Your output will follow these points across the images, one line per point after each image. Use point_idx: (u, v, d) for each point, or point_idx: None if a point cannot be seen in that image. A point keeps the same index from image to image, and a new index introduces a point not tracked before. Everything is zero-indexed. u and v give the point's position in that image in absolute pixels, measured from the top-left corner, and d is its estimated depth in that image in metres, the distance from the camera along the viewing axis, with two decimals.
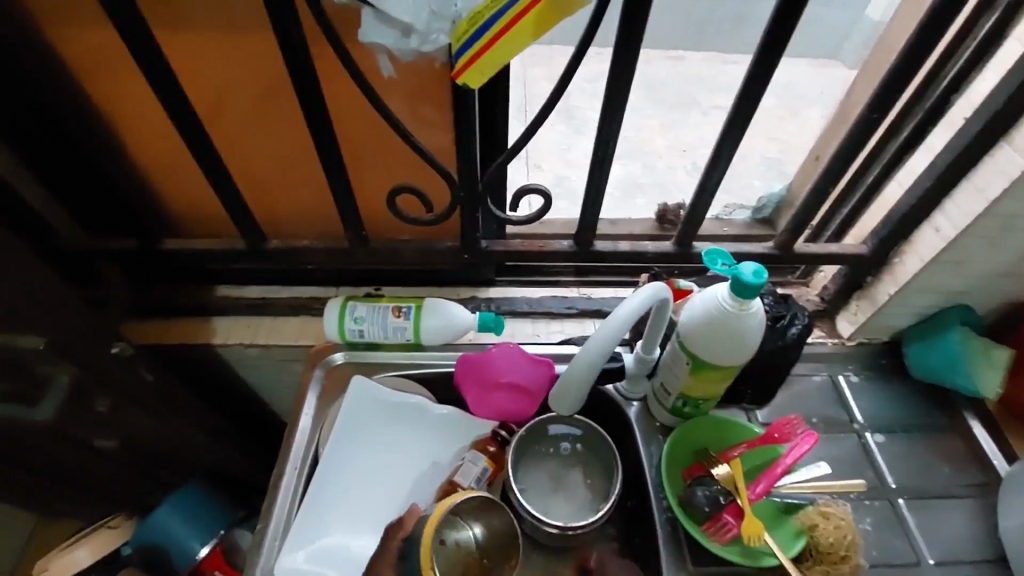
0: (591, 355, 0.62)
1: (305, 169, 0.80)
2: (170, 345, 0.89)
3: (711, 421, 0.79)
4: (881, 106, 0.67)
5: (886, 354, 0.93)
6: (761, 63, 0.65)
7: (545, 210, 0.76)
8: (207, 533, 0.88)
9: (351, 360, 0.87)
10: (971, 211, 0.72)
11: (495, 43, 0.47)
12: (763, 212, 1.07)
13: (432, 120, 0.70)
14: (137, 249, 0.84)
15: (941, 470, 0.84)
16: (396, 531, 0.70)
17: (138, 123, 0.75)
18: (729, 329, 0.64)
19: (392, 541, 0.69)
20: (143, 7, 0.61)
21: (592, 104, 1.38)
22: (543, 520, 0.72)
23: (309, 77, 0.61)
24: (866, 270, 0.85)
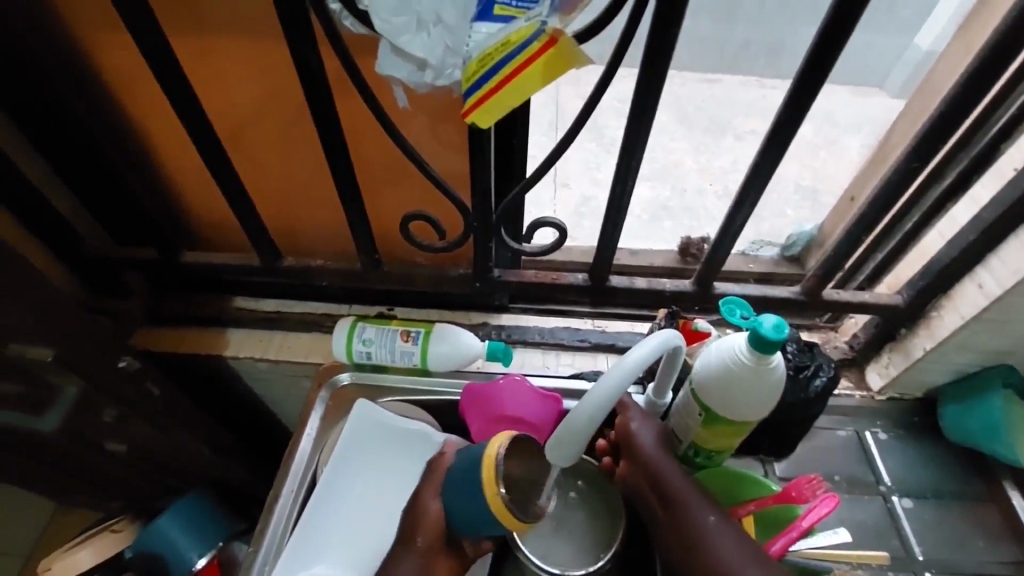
0: (596, 400, 0.58)
1: (323, 188, 0.80)
2: (183, 354, 0.91)
3: (724, 473, 0.74)
4: (922, 154, 0.63)
5: (919, 411, 0.87)
6: (794, 104, 0.62)
7: (560, 243, 0.74)
8: (207, 542, 0.88)
9: (357, 381, 0.86)
10: (1019, 268, 0.66)
11: (503, 87, 0.46)
12: (793, 250, 1.02)
13: (449, 148, 0.70)
14: (154, 258, 0.85)
15: (974, 543, 0.78)
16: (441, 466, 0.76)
17: (164, 138, 0.77)
18: (746, 382, 0.60)
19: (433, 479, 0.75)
20: (171, 27, 0.63)
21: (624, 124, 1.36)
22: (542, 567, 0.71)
23: (326, 103, 0.61)
24: (900, 322, 0.80)
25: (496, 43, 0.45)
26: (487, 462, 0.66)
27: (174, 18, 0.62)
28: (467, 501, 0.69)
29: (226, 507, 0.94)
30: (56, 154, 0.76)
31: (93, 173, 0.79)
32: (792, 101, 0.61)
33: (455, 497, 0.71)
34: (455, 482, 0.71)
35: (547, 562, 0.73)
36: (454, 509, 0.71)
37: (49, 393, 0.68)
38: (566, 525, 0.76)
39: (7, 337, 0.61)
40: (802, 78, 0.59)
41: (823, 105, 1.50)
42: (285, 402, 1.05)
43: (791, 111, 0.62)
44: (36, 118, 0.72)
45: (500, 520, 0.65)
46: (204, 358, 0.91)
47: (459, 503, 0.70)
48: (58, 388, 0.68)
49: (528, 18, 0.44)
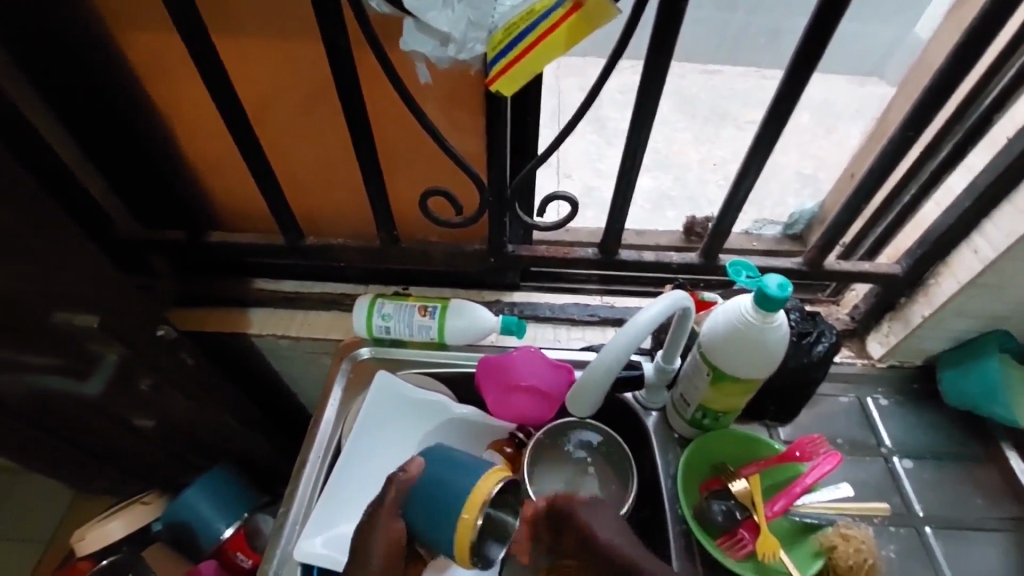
0: (611, 353, 0.62)
1: (342, 170, 0.83)
2: (208, 333, 0.95)
3: (731, 435, 0.78)
4: (917, 123, 0.66)
5: (919, 378, 0.90)
6: (791, 82, 0.65)
7: (572, 217, 0.78)
8: (232, 515, 0.93)
9: (376, 355, 0.90)
10: (1013, 232, 0.69)
11: (530, 51, 0.48)
12: (795, 229, 1.06)
13: (467, 127, 0.73)
14: (182, 240, 0.89)
15: (973, 501, 0.81)
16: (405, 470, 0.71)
17: (191, 122, 0.80)
18: (752, 342, 0.63)
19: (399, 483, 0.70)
20: (203, 12, 0.65)
21: (627, 116, 1.40)
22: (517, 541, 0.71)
23: (351, 80, 0.64)
24: (900, 290, 0.83)
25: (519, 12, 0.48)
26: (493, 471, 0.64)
27: (207, 8, 0.65)
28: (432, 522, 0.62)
29: (250, 481, 0.98)
30: (90, 138, 0.79)
31: (123, 157, 0.82)
32: (790, 80, 0.64)
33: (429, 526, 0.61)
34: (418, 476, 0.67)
35: None
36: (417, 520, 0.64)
37: (91, 362, 0.71)
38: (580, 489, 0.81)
39: (52, 305, 0.64)
40: (801, 53, 0.61)
41: (820, 95, 1.53)
42: (304, 382, 1.08)
43: (788, 89, 0.65)
44: (71, 103, 0.75)
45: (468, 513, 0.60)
46: (227, 336, 0.95)
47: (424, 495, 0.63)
48: (99, 356, 0.72)
49: None
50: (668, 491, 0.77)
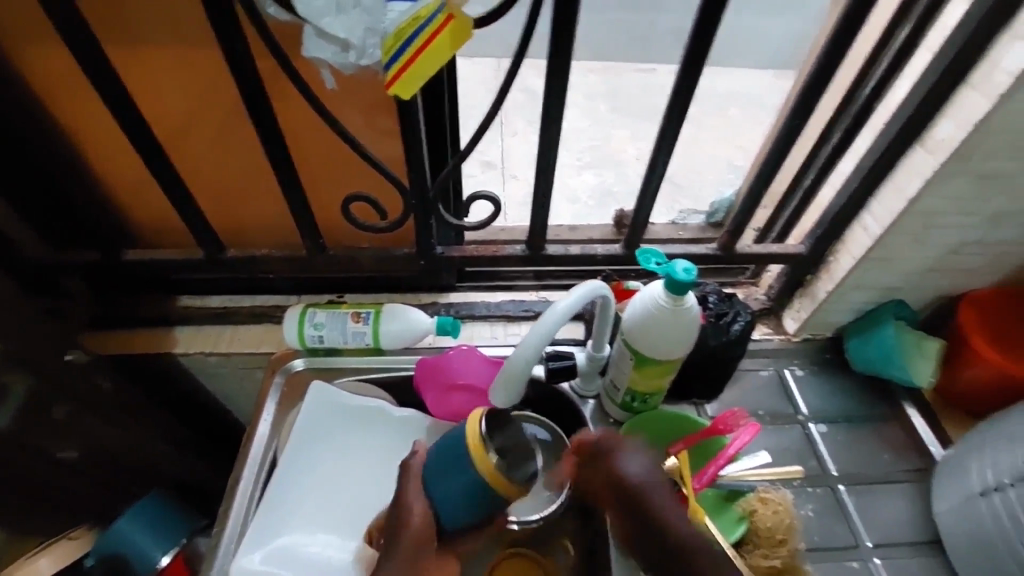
0: (531, 344, 0.62)
1: (259, 179, 0.81)
2: (131, 355, 0.91)
3: (661, 414, 0.81)
4: (803, 111, 0.72)
5: (830, 349, 0.97)
6: (685, 78, 0.68)
7: (495, 215, 0.79)
8: (170, 540, 0.89)
9: (311, 366, 0.89)
10: (895, 208, 0.76)
11: (417, 57, 0.49)
12: (716, 216, 1.12)
13: (385, 131, 0.73)
14: (95, 260, 0.85)
15: (882, 457, 0.88)
16: (415, 469, 0.68)
17: (93, 135, 0.77)
18: (666, 324, 0.67)
19: (412, 481, 0.68)
20: (92, 23, 0.63)
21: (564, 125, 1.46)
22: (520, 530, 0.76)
23: (257, 87, 0.63)
24: (806, 268, 0.90)
25: (407, 18, 0.49)
26: (471, 441, 0.63)
27: (95, 15, 0.62)
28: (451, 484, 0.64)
29: (187, 505, 0.95)
30: None
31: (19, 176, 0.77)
32: (684, 75, 0.68)
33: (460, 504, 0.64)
34: (437, 470, 0.66)
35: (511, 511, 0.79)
36: (441, 498, 0.65)
37: None
38: None
39: None
40: (692, 48, 0.65)
41: (742, 90, 1.61)
42: (242, 398, 1.05)
43: (685, 84, 0.69)
44: None
45: (494, 488, 0.62)
46: (151, 357, 0.91)
47: (446, 490, 0.64)
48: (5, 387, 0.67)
49: None
50: None
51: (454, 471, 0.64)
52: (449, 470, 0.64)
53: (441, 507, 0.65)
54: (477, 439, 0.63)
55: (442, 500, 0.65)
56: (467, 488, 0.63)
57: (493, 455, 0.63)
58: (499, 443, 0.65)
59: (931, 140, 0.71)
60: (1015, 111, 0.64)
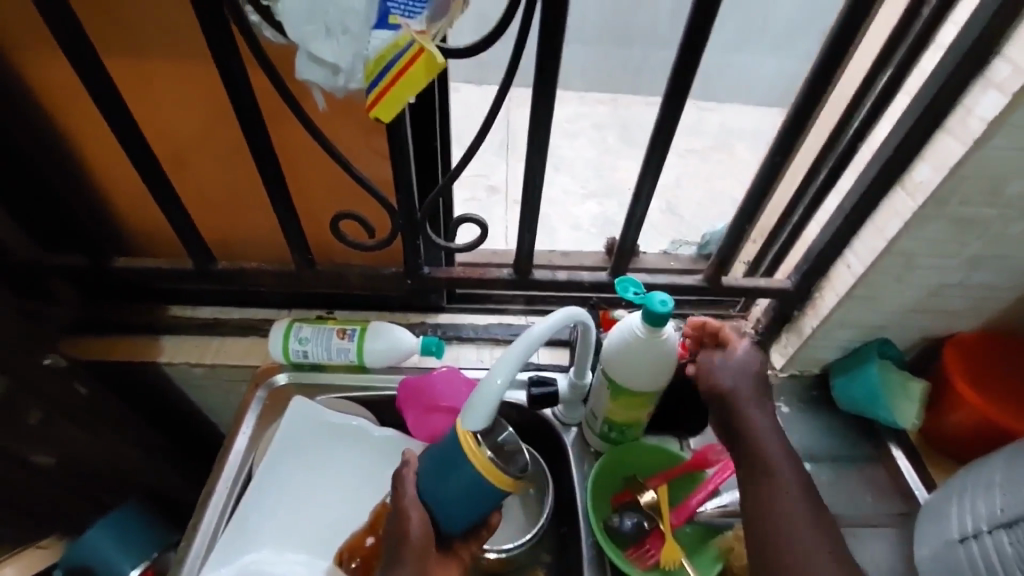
0: (502, 370, 0.61)
1: (252, 193, 0.82)
2: (117, 362, 0.90)
3: (641, 447, 0.80)
4: (783, 149, 0.73)
5: (817, 386, 0.96)
6: (670, 110, 0.70)
7: (482, 239, 0.81)
8: (138, 554, 0.88)
9: (294, 380, 0.90)
10: (875, 247, 0.76)
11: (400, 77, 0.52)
12: (707, 249, 1.12)
13: (372, 152, 0.75)
14: (86, 267, 0.86)
15: (865, 499, 0.86)
16: (407, 475, 0.65)
17: (92, 145, 0.79)
18: (643, 355, 0.67)
19: (404, 485, 0.65)
20: (92, 36, 0.65)
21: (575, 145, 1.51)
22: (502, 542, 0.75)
23: (249, 106, 0.64)
24: (792, 304, 0.90)
25: (389, 44, 0.51)
26: (464, 442, 0.61)
27: (97, 28, 0.65)
28: (448, 485, 0.62)
29: (159, 516, 0.94)
30: None
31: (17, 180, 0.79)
32: (668, 109, 0.70)
33: (459, 506, 0.62)
34: (433, 474, 0.63)
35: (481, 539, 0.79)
36: (439, 501, 0.62)
37: None
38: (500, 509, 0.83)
39: None
40: (675, 83, 0.67)
41: (742, 126, 1.63)
42: (226, 411, 1.05)
43: (668, 117, 0.70)
44: None
45: (493, 485, 0.61)
46: (136, 365, 0.92)
47: (448, 493, 0.62)
48: None
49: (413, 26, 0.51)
50: (580, 504, 0.79)
51: (449, 473, 0.62)
52: (448, 472, 0.62)
53: (439, 510, 0.63)
54: (469, 435, 0.61)
55: (442, 504, 0.62)
56: (469, 486, 0.61)
57: (488, 449, 0.61)
58: (494, 439, 0.63)
59: (911, 182, 0.72)
60: (991, 157, 0.64)
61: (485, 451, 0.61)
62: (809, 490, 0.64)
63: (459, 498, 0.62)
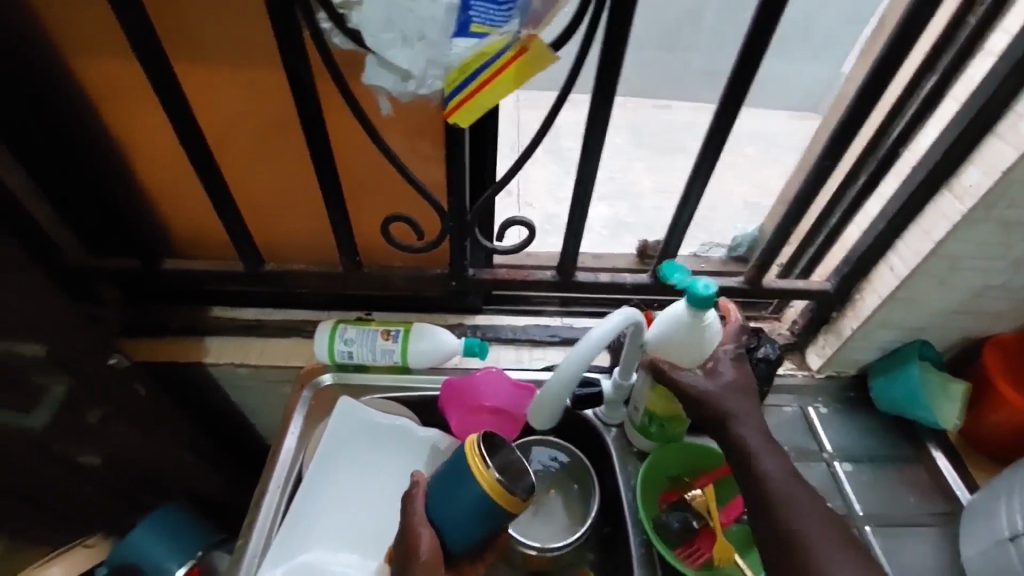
0: (569, 367, 0.65)
1: (301, 196, 0.83)
2: (165, 362, 0.92)
3: (684, 448, 0.82)
4: (832, 154, 0.75)
5: (854, 387, 0.97)
6: (724, 114, 0.71)
7: (529, 241, 0.82)
8: (184, 553, 0.88)
9: (339, 381, 0.91)
10: (921, 250, 0.77)
11: (487, 84, 0.55)
12: (738, 251, 1.11)
13: (424, 155, 0.76)
14: (136, 268, 0.87)
15: (907, 499, 0.87)
16: (413, 494, 0.66)
17: (147, 149, 0.80)
18: (690, 340, 0.68)
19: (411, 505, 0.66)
20: (163, 40, 0.66)
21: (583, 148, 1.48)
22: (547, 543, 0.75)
23: (313, 111, 0.66)
24: (832, 306, 0.91)
25: (475, 53, 0.53)
26: (472, 461, 0.62)
27: (170, 35, 0.66)
28: (454, 507, 0.63)
29: (201, 516, 0.94)
30: (40, 165, 0.78)
31: (73, 182, 0.80)
32: (721, 114, 0.71)
33: (463, 526, 0.63)
34: (439, 493, 0.64)
35: (530, 539, 0.79)
36: (446, 523, 0.63)
37: (38, 393, 0.68)
38: (545, 509, 0.83)
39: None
40: (730, 89, 0.69)
41: (763, 131, 1.64)
42: (265, 411, 1.06)
43: (721, 122, 0.72)
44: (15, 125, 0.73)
45: (496, 502, 0.62)
46: (183, 365, 0.93)
47: (454, 514, 0.63)
48: (45, 388, 0.69)
49: (500, 33, 0.52)
50: (628, 503, 0.79)
51: (456, 494, 0.63)
52: (453, 489, 0.63)
53: (447, 532, 0.64)
54: (476, 456, 0.62)
55: (448, 526, 0.63)
56: (472, 504, 0.62)
57: (495, 470, 0.62)
58: (501, 459, 0.64)
59: (960, 185, 0.73)
60: None
61: (490, 470, 0.62)
62: (795, 477, 0.61)
63: (465, 520, 0.63)
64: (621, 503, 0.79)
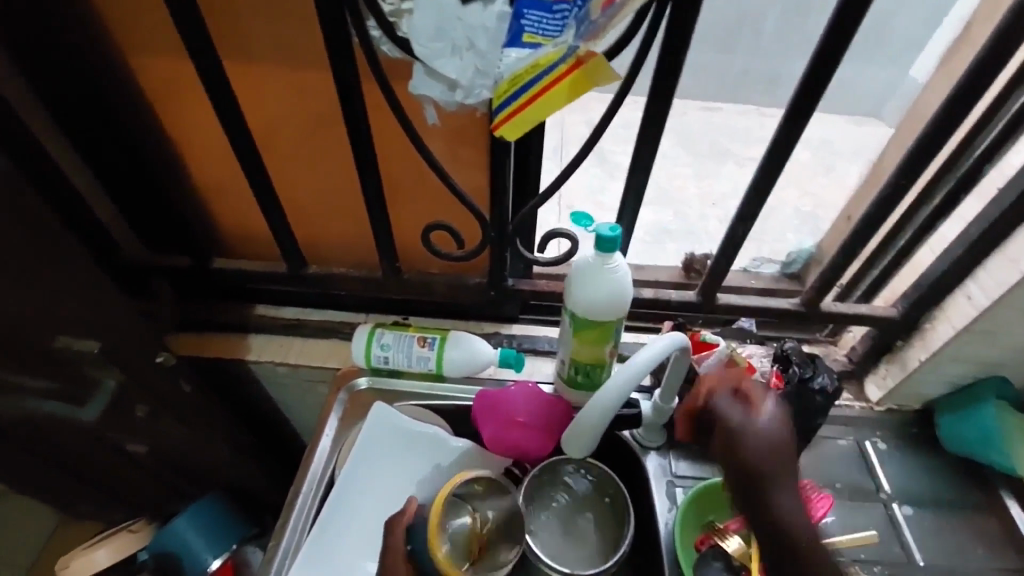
0: (614, 389, 0.62)
1: (345, 201, 0.84)
2: (205, 357, 0.94)
3: (723, 486, 0.77)
4: (908, 172, 0.70)
5: (917, 422, 0.90)
6: (788, 128, 0.69)
7: (572, 253, 0.80)
8: (219, 545, 0.92)
9: (373, 386, 0.91)
10: (1007, 280, 0.70)
11: (540, 96, 0.53)
12: (792, 267, 1.02)
13: (468, 162, 0.74)
14: (186, 266, 0.90)
15: (976, 551, 0.79)
16: (402, 518, 0.74)
17: (202, 151, 0.82)
18: (595, 284, 0.72)
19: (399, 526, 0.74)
20: (218, 46, 0.68)
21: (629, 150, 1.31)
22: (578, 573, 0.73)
23: (360, 119, 0.66)
24: (896, 334, 0.84)
25: (526, 66, 0.52)
26: (431, 524, 0.71)
27: (227, 43, 0.67)
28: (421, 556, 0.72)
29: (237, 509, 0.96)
30: (106, 165, 0.81)
31: (131, 181, 0.83)
32: (786, 128, 0.68)
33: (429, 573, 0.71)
34: (417, 535, 0.72)
35: (559, 562, 0.77)
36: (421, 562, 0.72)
37: (92, 384, 0.71)
38: (575, 531, 0.80)
39: (55, 329, 0.65)
40: (798, 100, 0.66)
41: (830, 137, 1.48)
42: (302, 409, 1.07)
43: (786, 133, 0.69)
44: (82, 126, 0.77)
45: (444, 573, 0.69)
46: (224, 361, 0.95)
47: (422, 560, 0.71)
48: (97, 381, 0.72)
49: (555, 45, 0.51)
50: (666, 540, 0.76)
51: (417, 550, 0.72)
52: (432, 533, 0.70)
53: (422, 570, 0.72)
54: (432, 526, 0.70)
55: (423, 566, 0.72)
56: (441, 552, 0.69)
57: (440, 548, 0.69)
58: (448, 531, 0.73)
59: None
60: None
61: (439, 542, 0.70)
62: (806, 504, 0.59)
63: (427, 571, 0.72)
64: (659, 542, 0.76)
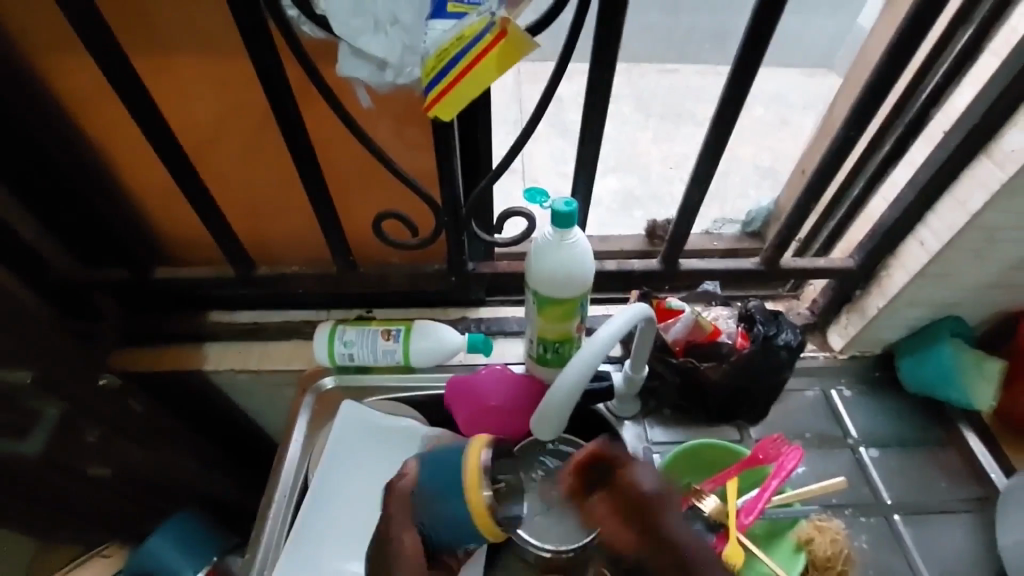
0: (582, 362, 0.61)
1: (290, 195, 0.80)
2: (159, 372, 0.91)
3: (696, 448, 0.78)
4: (857, 122, 0.69)
5: (880, 367, 0.92)
6: (735, 86, 0.68)
7: (530, 231, 0.78)
8: (199, 559, 0.85)
9: (340, 384, 0.88)
10: (955, 223, 0.71)
11: (471, 69, 0.50)
12: (753, 226, 1.02)
13: (414, 144, 0.71)
14: (125, 279, 0.85)
15: (939, 484, 0.83)
16: (402, 490, 0.68)
17: (125, 155, 0.76)
18: (555, 260, 0.70)
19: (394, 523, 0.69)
20: (123, 38, 0.62)
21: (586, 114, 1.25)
22: (559, 548, 0.72)
23: (289, 108, 0.61)
24: (855, 283, 0.86)
25: (452, 37, 0.50)
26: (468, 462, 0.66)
27: (135, 36, 0.62)
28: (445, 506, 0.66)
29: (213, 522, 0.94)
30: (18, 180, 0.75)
31: (49, 193, 0.77)
32: (734, 84, 0.68)
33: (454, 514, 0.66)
34: (434, 474, 0.68)
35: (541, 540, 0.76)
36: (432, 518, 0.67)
37: (31, 417, 0.69)
38: None
39: None
40: (745, 53, 0.64)
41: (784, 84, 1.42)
42: (271, 414, 1.04)
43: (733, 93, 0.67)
44: None
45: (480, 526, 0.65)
46: (181, 373, 0.91)
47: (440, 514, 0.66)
48: (38, 411, 0.69)
49: (479, 13, 0.49)
50: None
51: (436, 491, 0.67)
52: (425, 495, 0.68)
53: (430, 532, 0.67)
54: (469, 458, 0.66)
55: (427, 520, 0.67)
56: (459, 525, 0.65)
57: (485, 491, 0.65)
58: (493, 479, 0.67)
59: (999, 150, 0.66)
60: None
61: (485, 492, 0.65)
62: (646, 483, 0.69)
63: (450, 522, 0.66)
64: None
